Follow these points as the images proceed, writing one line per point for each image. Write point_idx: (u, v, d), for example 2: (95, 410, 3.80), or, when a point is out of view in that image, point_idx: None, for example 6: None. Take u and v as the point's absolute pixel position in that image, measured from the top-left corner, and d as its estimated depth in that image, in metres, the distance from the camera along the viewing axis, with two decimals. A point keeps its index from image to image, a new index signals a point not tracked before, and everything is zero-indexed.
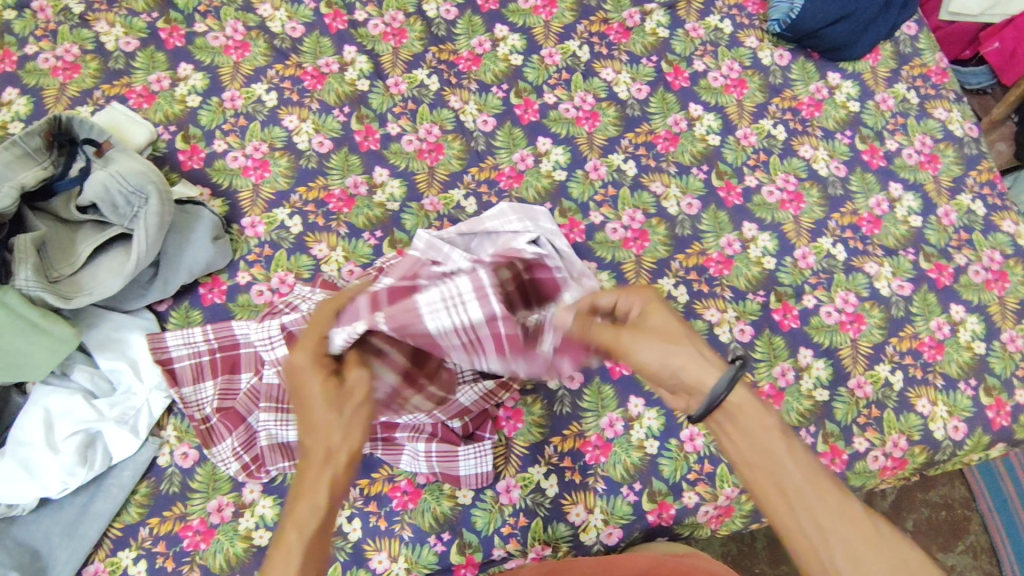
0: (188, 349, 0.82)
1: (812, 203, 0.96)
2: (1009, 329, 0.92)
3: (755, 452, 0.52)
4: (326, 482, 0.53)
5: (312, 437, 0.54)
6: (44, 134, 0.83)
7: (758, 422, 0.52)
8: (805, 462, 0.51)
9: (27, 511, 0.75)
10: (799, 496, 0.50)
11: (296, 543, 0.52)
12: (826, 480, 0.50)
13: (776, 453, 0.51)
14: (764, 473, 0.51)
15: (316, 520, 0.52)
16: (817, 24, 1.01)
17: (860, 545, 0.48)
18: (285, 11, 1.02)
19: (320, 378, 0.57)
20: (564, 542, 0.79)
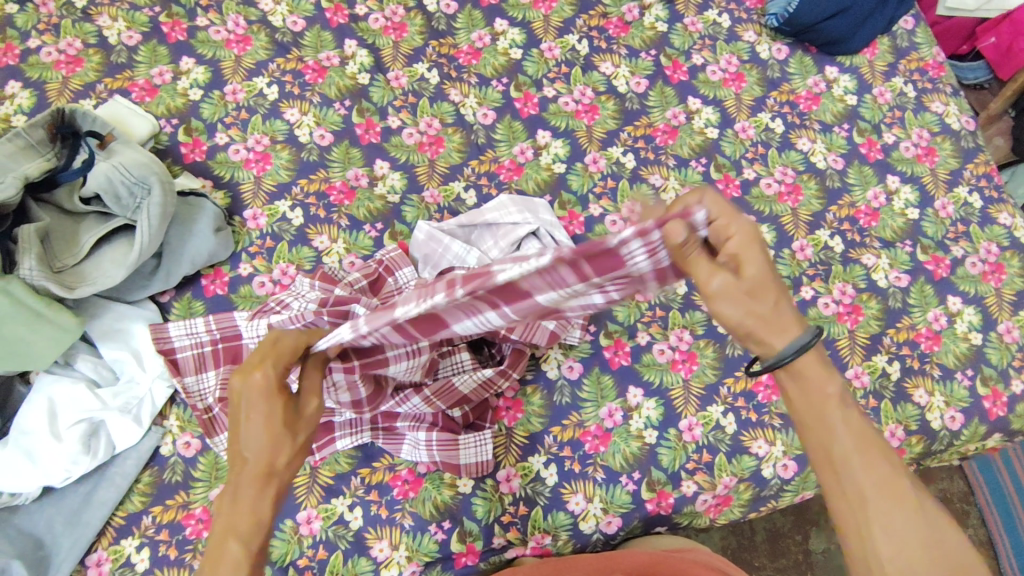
0: (190, 340, 0.81)
1: (810, 195, 0.97)
2: (1005, 321, 0.92)
3: (809, 414, 0.52)
4: (270, 496, 0.53)
5: (266, 452, 0.52)
6: (47, 127, 0.84)
7: (816, 384, 0.52)
8: (858, 427, 0.51)
9: (30, 500, 0.76)
10: (847, 462, 0.50)
11: (240, 552, 0.51)
12: (874, 449, 0.50)
13: (828, 418, 0.51)
14: (815, 436, 0.52)
15: (260, 531, 0.52)
16: (815, 18, 1.01)
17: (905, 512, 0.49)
18: (286, 5, 1.02)
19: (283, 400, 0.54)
20: (564, 530, 0.80)
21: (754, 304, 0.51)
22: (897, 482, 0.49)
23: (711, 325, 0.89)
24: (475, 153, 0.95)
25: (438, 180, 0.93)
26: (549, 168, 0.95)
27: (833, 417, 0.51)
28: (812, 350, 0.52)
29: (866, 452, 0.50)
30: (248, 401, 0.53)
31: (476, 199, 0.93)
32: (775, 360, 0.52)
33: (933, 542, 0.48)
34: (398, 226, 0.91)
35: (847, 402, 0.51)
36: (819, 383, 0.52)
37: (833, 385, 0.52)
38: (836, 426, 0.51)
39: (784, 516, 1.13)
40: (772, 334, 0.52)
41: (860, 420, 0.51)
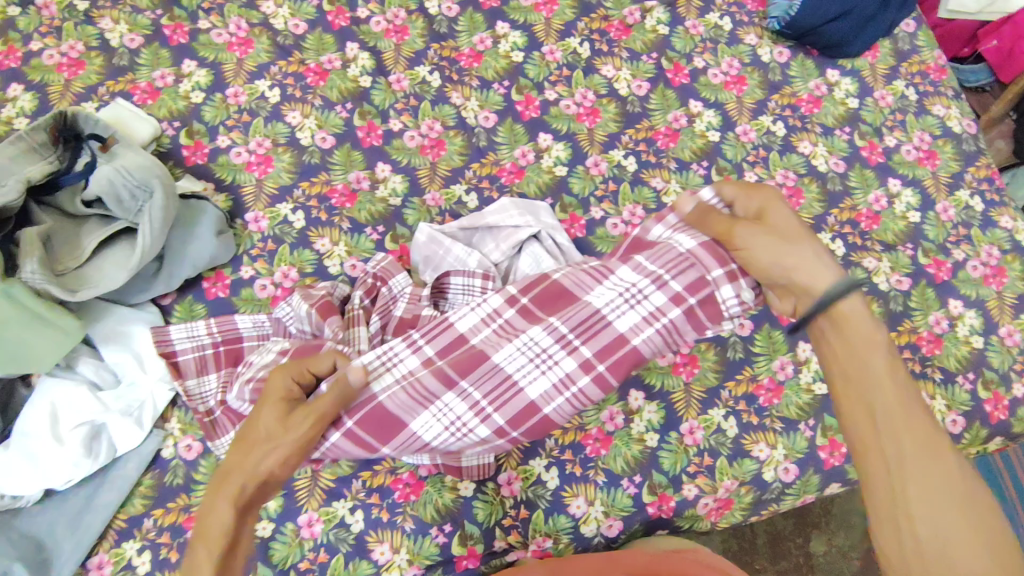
0: (192, 343, 0.82)
1: (812, 198, 0.97)
2: (1007, 324, 0.92)
3: (852, 367, 0.57)
4: (232, 500, 0.58)
5: (249, 461, 0.59)
6: (50, 129, 0.84)
7: (862, 336, 0.57)
8: (901, 393, 0.55)
9: (32, 502, 0.77)
10: (885, 413, 0.54)
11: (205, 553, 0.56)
12: (914, 410, 0.54)
13: (872, 372, 0.56)
14: (855, 388, 0.57)
15: (219, 535, 0.57)
16: (816, 21, 1.01)
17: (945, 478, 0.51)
18: (287, 8, 1.02)
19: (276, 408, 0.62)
20: (565, 533, 0.80)
21: (785, 253, 0.60)
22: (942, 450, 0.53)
23: None
24: (476, 156, 0.95)
25: (440, 183, 0.93)
26: (550, 171, 0.95)
27: (879, 376, 0.56)
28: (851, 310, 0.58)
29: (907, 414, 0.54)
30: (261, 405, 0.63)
31: (478, 202, 0.93)
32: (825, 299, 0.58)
33: (978, 523, 0.50)
34: (399, 229, 0.91)
35: (896, 371, 0.56)
36: (867, 343, 0.57)
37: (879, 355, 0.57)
38: (878, 389, 0.55)
39: (785, 519, 1.13)
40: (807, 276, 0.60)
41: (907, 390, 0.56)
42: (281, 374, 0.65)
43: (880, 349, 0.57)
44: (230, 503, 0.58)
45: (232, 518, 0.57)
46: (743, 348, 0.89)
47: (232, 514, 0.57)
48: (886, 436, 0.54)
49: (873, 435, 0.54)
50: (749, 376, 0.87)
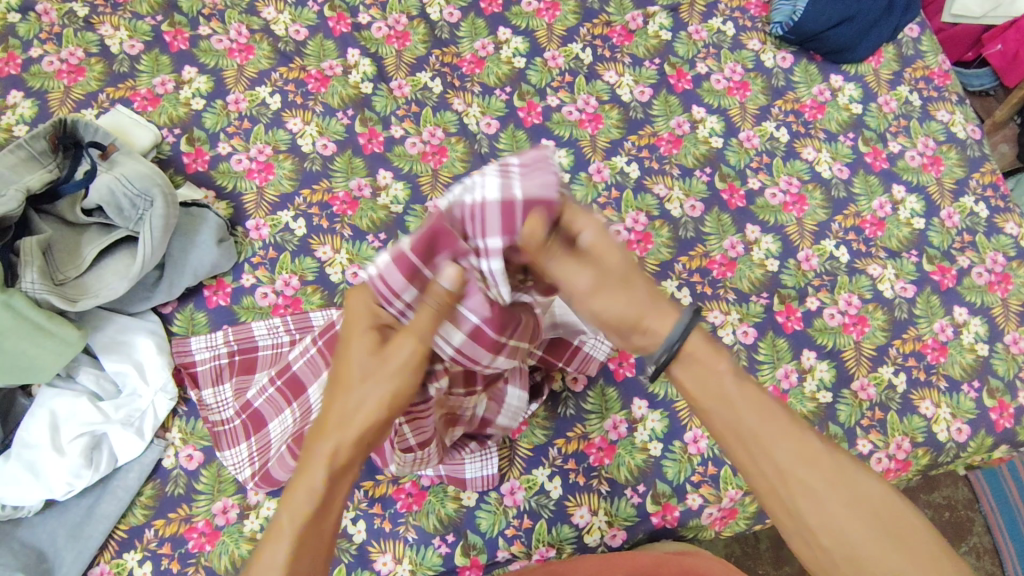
0: (210, 352, 0.83)
1: (815, 205, 0.96)
2: (1012, 332, 0.92)
3: (705, 395, 0.54)
4: (323, 462, 0.51)
5: (346, 406, 0.53)
6: (49, 138, 0.83)
7: (706, 364, 0.54)
8: (758, 400, 0.54)
9: (32, 513, 0.76)
10: (757, 441, 0.53)
11: (287, 526, 0.51)
12: (776, 415, 0.53)
13: (726, 398, 0.54)
14: (718, 417, 0.54)
15: (312, 501, 0.52)
16: (820, 26, 1.01)
17: (822, 474, 0.51)
18: (288, 14, 1.02)
19: (365, 335, 0.55)
20: (569, 544, 0.79)
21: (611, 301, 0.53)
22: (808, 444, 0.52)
23: (716, 335, 0.87)
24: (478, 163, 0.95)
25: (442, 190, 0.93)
26: None
27: (732, 397, 0.54)
28: (698, 330, 0.55)
29: (777, 427, 0.52)
30: (352, 329, 0.56)
31: None
32: (666, 348, 0.54)
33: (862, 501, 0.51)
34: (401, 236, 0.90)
35: (739, 374, 0.54)
36: (712, 364, 0.54)
37: (723, 370, 0.54)
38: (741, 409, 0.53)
39: None
40: (651, 316, 0.54)
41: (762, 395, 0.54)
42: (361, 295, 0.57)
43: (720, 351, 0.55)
44: (325, 462, 0.51)
45: (324, 481, 0.51)
46: (746, 357, 0.87)
47: (325, 474, 0.51)
48: (760, 459, 0.53)
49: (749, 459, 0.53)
50: None
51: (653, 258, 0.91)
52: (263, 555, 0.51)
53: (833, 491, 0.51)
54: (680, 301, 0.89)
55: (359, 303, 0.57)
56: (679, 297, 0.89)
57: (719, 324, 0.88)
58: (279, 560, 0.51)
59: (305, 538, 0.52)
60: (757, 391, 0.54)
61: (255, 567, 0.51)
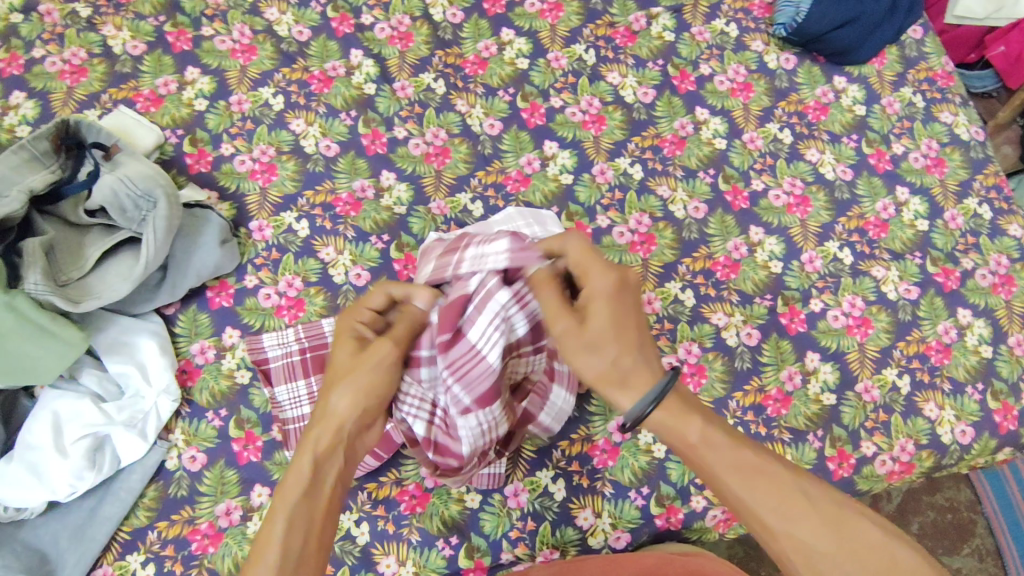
0: (282, 349, 0.82)
1: (819, 207, 0.96)
2: (1016, 334, 0.92)
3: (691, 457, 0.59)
4: (313, 444, 0.59)
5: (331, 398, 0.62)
6: (52, 138, 0.83)
7: (682, 430, 0.58)
8: (732, 456, 0.57)
9: (36, 514, 0.76)
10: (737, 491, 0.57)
11: (291, 493, 0.57)
12: (753, 464, 0.57)
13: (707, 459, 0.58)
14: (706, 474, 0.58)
15: (305, 476, 0.58)
16: (823, 28, 1.01)
17: (803, 518, 0.54)
18: (291, 15, 1.02)
19: (347, 346, 0.65)
20: (572, 546, 0.79)
21: (619, 364, 0.59)
22: (785, 488, 0.56)
23: (719, 337, 0.87)
24: (481, 164, 0.95)
25: (445, 191, 0.93)
26: (556, 179, 0.95)
27: (708, 457, 0.58)
28: (672, 394, 0.60)
29: (750, 476, 0.56)
30: (338, 340, 0.67)
31: (483, 210, 0.92)
32: (637, 413, 0.59)
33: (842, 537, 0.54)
34: (404, 237, 0.90)
35: (712, 431, 0.59)
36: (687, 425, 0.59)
37: (695, 431, 0.58)
38: (718, 465, 0.58)
39: None
40: (620, 389, 0.59)
41: (739, 447, 0.58)
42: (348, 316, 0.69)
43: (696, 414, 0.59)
44: (309, 449, 0.59)
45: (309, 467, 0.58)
46: (750, 358, 0.87)
47: (310, 461, 0.58)
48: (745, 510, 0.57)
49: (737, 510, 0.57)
50: (756, 386, 0.85)
51: (656, 259, 0.91)
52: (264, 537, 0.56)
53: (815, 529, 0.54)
54: (684, 302, 0.89)
55: (344, 323, 0.69)
56: (683, 299, 0.89)
57: (723, 326, 0.88)
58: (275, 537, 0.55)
59: (302, 505, 0.57)
60: (730, 446, 0.58)
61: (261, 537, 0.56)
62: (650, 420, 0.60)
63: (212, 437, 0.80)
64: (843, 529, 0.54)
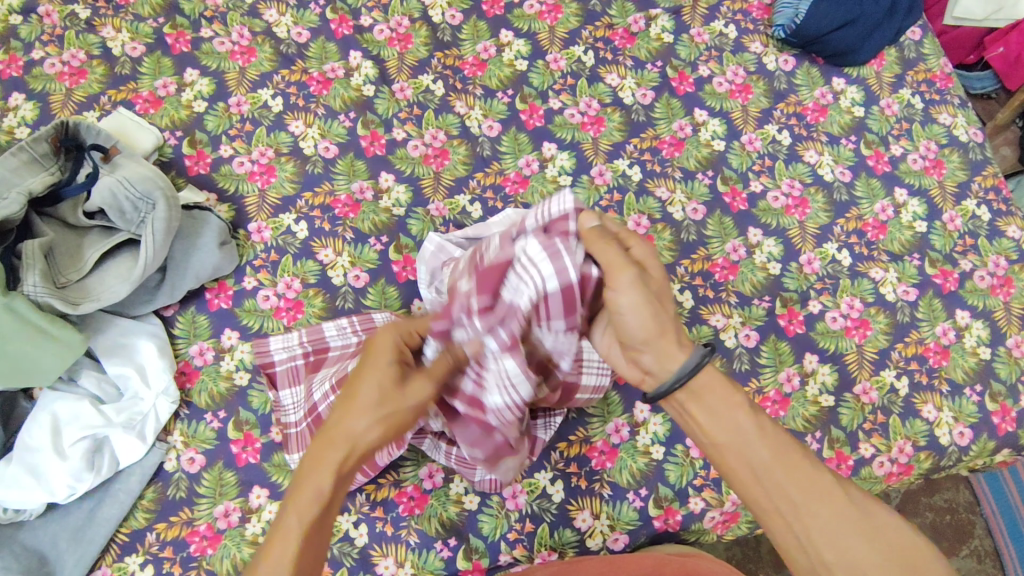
0: (286, 352, 0.81)
1: (818, 208, 0.96)
2: (1015, 335, 0.92)
3: (722, 431, 0.57)
4: (331, 473, 0.53)
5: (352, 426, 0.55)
6: (51, 140, 0.83)
7: (724, 399, 0.57)
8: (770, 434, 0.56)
9: (34, 516, 0.76)
10: (768, 468, 0.55)
11: (295, 526, 0.52)
12: (788, 445, 0.56)
13: (743, 430, 0.56)
14: (733, 450, 0.56)
15: (314, 509, 0.53)
16: (822, 29, 1.01)
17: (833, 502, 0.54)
18: (291, 16, 1.02)
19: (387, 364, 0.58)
20: (570, 547, 0.79)
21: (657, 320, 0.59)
22: (816, 477, 0.54)
23: (718, 339, 0.87)
24: (481, 165, 0.95)
25: (444, 193, 0.93)
26: (554, 180, 0.95)
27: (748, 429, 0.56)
28: (710, 368, 0.59)
29: (787, 456, 0.55)
30: (373, 357, 0.59)
31: (482, 211, 0.93)
32: (672, 383, 0.58)
33: (870, 530, 0.53)
34: (403, 238, 0.90)
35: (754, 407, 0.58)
36: (729, 400, 0.57)
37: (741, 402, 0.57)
38: (754, 445, 0.56)
39: None
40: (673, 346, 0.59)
41: (773, 428, 0.57)
42: (390, 331, 0.61)
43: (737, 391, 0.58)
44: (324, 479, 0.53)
45: (330, 484, 0.53)
46: (748, 360, 0.87)
47: (329, 481, 0.53)
48: (774, 491, 0.55)
49: (764, 492, 0.55)
50: (754, 388, 0.85)
51: None
52: (270, 554, 0.52)
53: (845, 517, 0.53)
54: (683, 304, 0.89)
55: (384, 338, 0.60)
56: (681, 300, 0.89)
57: (721, 328, 0.88)
58: (285, 559, 0.51)
59: (307, 541, 0.52)
60: (771, 423, 0.57)
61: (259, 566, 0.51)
62: (691, 387, 0.58)
63: (210, 438, 0.80)
64: (871, 523, 0.53)
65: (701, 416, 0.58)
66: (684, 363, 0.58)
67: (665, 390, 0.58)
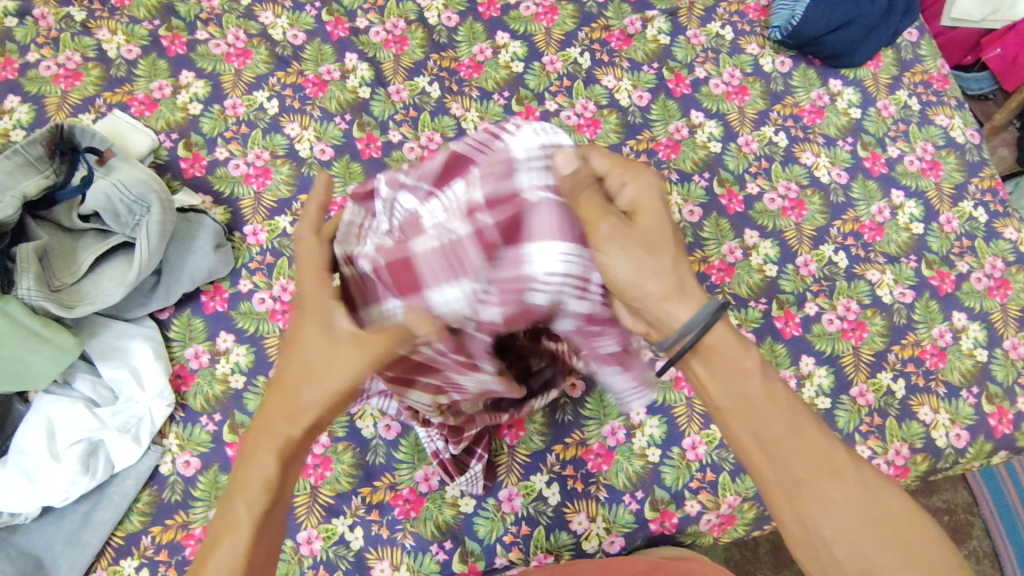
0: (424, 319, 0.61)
1: (815, 210, 0.96)
2: (1012, 337, 0.91)
3: (728, 397, 0.53)
4: (274, 450, 0.50)
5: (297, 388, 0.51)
6: (46, 143, 0.83)
7: (732, 362, 0.52)
8: (782, 403, 0.52)
9: (29, 519, 0.76)
10: (776, 441, 0.51)
11: (244, 517, 0.50)
12: (799, 416, 0.52)
13: (753, 400, 0.52)
14: (740, 419, 0.52)
15: (264, 489, 0.50)
16: (817, 31, 1.01)
17: (839, 476, 0.51)
18: (286, 18, 1.02)
19: (314, 321, 0.52)
20: (566, 550, 0.79)
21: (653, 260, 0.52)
22: (830, 450, 0.51)
23: None
24: None
25: None
26: None
27: (758, 397, 0.52)
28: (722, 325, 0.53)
29: (796, 428, 0.51)
30: (301, 316, 0.53)
31: None
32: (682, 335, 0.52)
33: (871, 510, 0.51)
34: None
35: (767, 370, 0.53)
36: (739, 361, 0.52)
37: (751, 364, 0.52)
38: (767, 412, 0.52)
39: None
40: (675, 301, 0.52)
41: (784, 394, 0.52)
42: (309, 280, 0.54)
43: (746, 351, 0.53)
44: (274, 452, 0.50)
45: (276, 469, 0.50)
46: None
47: (274, 460, 0.50)
48: (782, 463, 0.51)
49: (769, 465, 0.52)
50: None
51: None
52: (223, 546, 0.50)
53: (852, 499, 0.50)
54: None
55: (305, 290, 0.54)
56: None
57: None
58: (239, 548, 0.49)
59: (264, 520, 0.50)
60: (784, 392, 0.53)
61: (208, 556, 0.50)
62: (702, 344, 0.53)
63: (206, 441, 0.80)
64: (874, 500, 0.51)
65: (709, 378, 0.53)
66: (692, 316, 0.52)
67: (673, 343, 0.53)
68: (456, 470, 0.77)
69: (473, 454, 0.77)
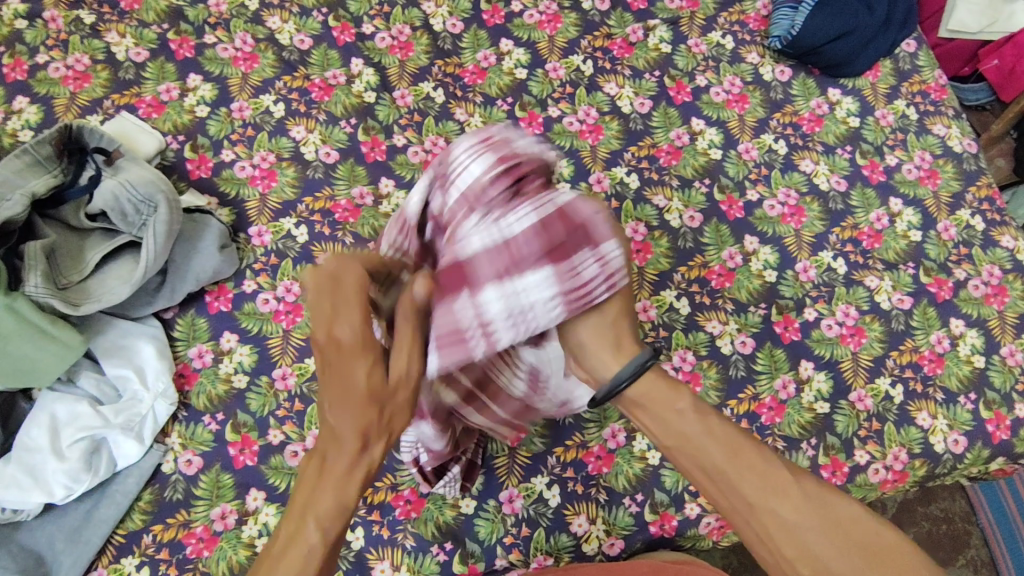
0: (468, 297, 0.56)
1: (813, 217, 0.97)
2: (1009, 343, 0.92)
3: (668, 435, 0.52)
4: (356, 478, 0.48)
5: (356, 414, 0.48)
6: (54, 143, 0.84)
7: (665, 403, 0.53)
8: (721, 433, 0.51)
9: (31, 516, 0.76)
10: (719, 472, 0.50)
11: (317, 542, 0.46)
12: (737, 440, 0.51)
13: (690, 435, 0.51)
14: (684, 455, 0.52)
15: (340, 518, 0.47)
16: (817, 41, 1.02)
17: (788, 496, 0.48)
18: (293, 24, 1.03)
19: (372, 350, 0.49)
20: (567, 553, 0.79)
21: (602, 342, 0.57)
22: (773, 472, 0.49)
23: (714, 346, 0.88)
24: None
25: None
26: None
27: (692, 428, 0.51)
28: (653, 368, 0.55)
29: (734, 452, 0.50)
30: (348, 339, 0.49)
31: None
32: (610, 387, 0.55)
33: (831, 524, 0.47)
34: None
35: (702, 403, 0.53)
36: (671, 399, 0.53)
37: (683, 400, 0.53)
38: (700, 438, 0.51)
39: None
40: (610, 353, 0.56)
41: (720, 424, 0.52)
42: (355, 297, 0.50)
43: (676, 389, 0.53)
44: (353, 476, 0.48)
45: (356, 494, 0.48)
46: (744, 366, 0.87)
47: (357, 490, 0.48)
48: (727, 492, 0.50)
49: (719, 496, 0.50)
50: (749, 395, 0.86)
51: (652, 268, 0.92)
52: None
53: (806, 515, 0.48)
54: (679, 310, 0.89)
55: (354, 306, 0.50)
56: (677, 307, 0.90)
57: (717, 334, 0.89)
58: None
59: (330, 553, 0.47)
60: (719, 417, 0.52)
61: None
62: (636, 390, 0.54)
63: (208, 441, 0.81)
64: (831, 515, 0.48)
65: (646, 420, 0.54)
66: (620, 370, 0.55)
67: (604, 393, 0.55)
68: (434, 474, 0.76)
69: (453, 457, 0.76)
